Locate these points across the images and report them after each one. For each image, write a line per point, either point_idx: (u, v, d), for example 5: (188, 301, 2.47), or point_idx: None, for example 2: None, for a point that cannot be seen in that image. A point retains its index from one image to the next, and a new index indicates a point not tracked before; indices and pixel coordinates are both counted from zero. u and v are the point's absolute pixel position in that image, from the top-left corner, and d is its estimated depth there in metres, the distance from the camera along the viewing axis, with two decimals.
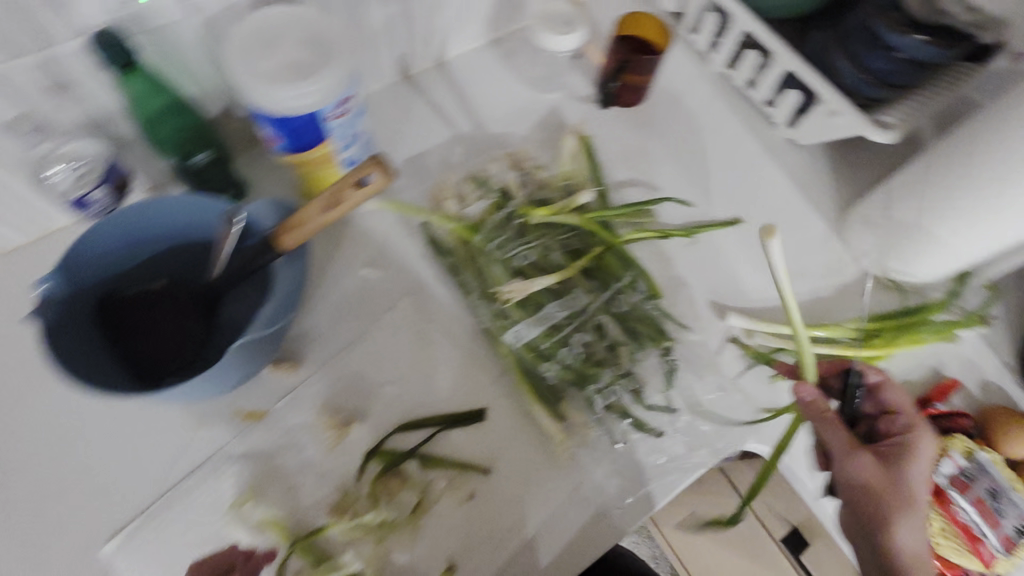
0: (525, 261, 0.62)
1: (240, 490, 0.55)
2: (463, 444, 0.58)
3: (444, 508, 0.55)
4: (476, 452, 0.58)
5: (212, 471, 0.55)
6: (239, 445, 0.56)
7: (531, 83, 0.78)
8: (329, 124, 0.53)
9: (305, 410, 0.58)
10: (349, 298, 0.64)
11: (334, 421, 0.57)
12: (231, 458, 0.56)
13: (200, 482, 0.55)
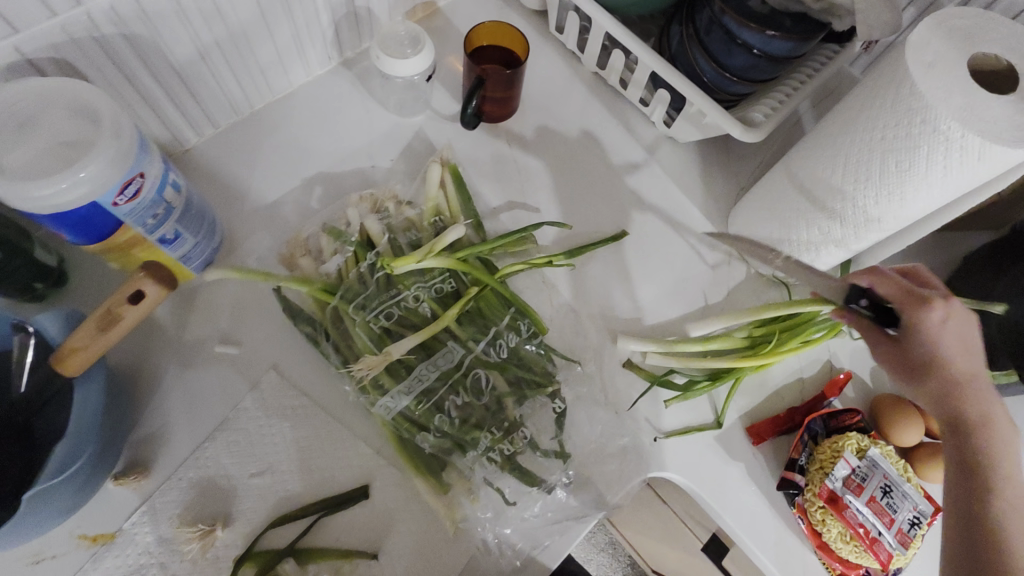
0: (388, 319, 0.56)
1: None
2: (347, 529, 0.53)
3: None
4: (361, 534, 0.53)
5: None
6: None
7: (391, 106, 0.71)
8: (121, 210, 0.45)
9: (160, 523, 0.51)
10: (201, 382, 0.56)
11: (194, 528, 0.50)
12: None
13: None
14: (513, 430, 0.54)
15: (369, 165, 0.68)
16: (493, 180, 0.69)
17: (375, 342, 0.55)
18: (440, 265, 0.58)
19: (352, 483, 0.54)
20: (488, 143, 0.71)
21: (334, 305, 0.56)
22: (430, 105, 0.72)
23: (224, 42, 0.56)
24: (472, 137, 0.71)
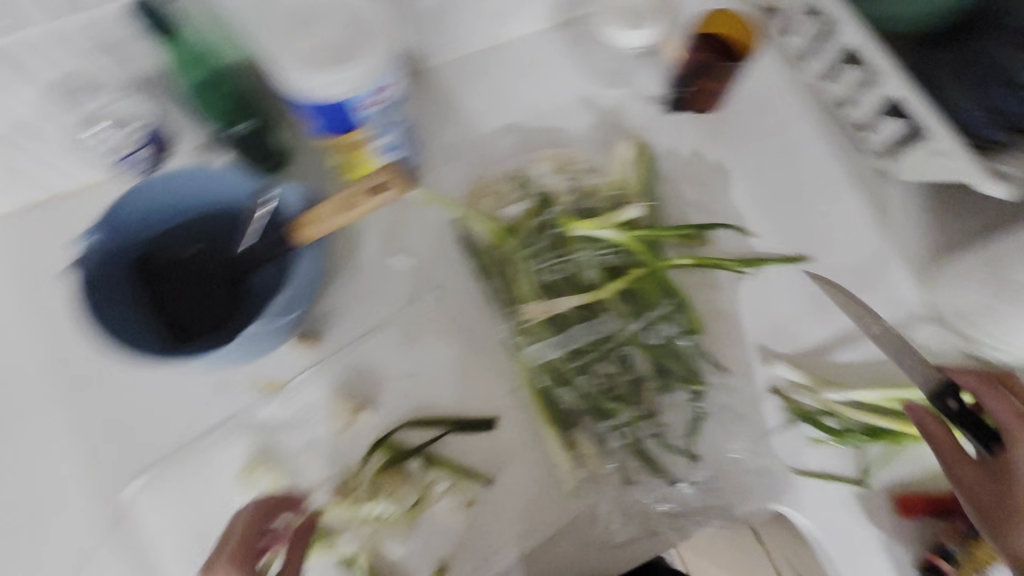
0: (557, 275, 0.59)
1: (250, 457, 0.56)
2: (470, 450, 0.56)
3: (443, 511, 0.54)
4: (483, 458, 0.56)
5: (229, 434, 0.56)
6: (256, 412, 0.57)
7: (597, 72, 0.70)
8: (365, 112, 0.50)
9: (319, 389, 0.58)
10: (373, 283, 0.61)
11: (347, 405, 0.57)
12: (244, 426, 0.57)
13: (213, 444, 0.56)
14: (649, 414, 0.54)
15: (562, 127, 0.68)
16: (680, 170, 0.67)
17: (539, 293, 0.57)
18: (615, 239, 0.59)
19: (482, 413, 0.57)
20: (684, 131, 0.68)
21: (507, 249, 0.58)
22: (636, 81, 0.70)
23: None
24: (670, 122, 0.69)
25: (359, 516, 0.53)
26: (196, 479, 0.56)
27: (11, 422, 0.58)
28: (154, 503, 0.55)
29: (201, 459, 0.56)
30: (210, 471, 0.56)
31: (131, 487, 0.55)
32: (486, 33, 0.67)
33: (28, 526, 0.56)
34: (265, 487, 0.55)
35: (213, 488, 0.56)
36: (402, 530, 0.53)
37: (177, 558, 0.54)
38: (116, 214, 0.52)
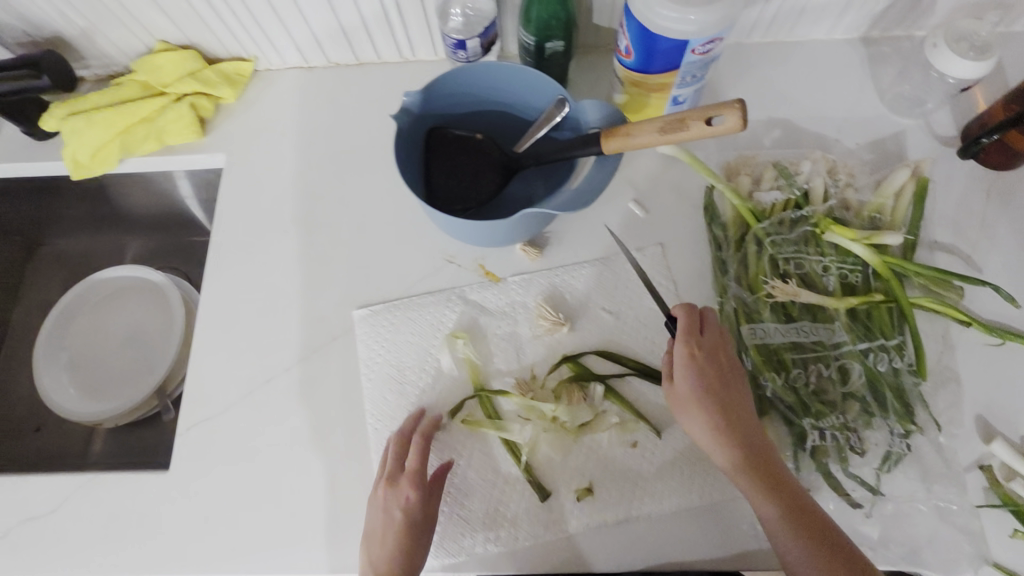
0: (796, 268, 0.57)
1: (456, 326, 0.62)
2: (648, 395, 0.59)
3: (608, 438, 0.58)
4: (659, 408, 0.58)
5: (445, 300, 0.63)
6: (472, 291, 0.63)
7: (887, 97, 0.69)
8: (686, 57, 0.52)
9: (533, 292, 0.63)
10: (608, 218, 0.64)
11: (553, 315, 0.60)
12: (461, 298, 0.63)
13: (411, 311, 0.63)
14: (852, 433, 0.51)
15: (832, 137, 0.68)
16: (950, 216, 0.63)
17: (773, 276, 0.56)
18: (866, 256, 0.57)
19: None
20: (965, 179, 0.64)
21: (756, 228, 0.58)
22: (926, 116, 0.67)
23: None
24: (954, 165, 0.65)
25: (535, 411, 0.58)
26: (406, 327, 0.62)
27: (284, 226, 0.68)
28: (365, 334, 0.62)
29: (412, 315, 0.63)
30: (417, 328, 0.62)
31: (358, 310, 0.63)
32: (786, 29, 0.70)
33: (266, 312, 0.65)
34: (463, 356, 0.60)
35: (414, 342, 0.62)
36: (567, 438, 0.57)
37: (372, 386, 0.61)
38: (434, 86, 0.58)
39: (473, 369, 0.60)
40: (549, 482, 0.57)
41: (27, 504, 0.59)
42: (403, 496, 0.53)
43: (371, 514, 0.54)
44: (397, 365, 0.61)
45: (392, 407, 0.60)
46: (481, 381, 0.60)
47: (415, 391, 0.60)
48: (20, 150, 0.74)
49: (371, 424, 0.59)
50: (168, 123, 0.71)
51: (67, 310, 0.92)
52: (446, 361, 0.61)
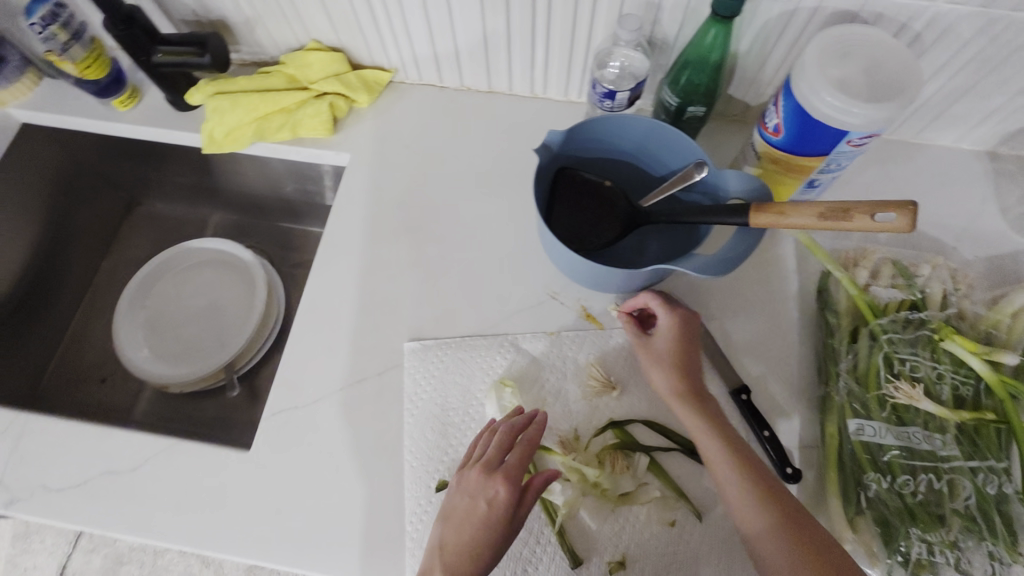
0: (911, 371, 0.55)
1: (507, 373, 0.61)
2: (689, 479, 0.57)
3: (644, 516, 0.55)
4: (712, 495, 0.56)
5: (498, 346, 0.63)
6: (524, 340, 0.63)
7: (1008, 214, 0.69)
8: (839, 146, 0.54)
9: (585, 351, 0.62)
10: (716, 285, 0.65)
11: (603, 378, 0.60)
12: (513, 346, 0.63)
13: (487, 346, 0.63)
14: (960, 553, 0.50)
15: (950, 244, 0.67)
16: None
17: (888, 374, 0.55)
18: (983, 370, 0.56)
19: None
20: None
21: (873, 323, 0.57)
22: None
23: (952, 77, 0.62)
24: None
25: (578, 474, 0.56)
26: (456, 369, 0.62)
27: (395, 233, 0.70)
28: (418, 365, 0.62)
29: (467, 354, 0.63)
30: (471, 367, 0.62)
31: (412, 342, 0.63)
32: (914, 131, 0.71)
33: (368, 312, 0.66)
34: (509, 405, 0.59)
35: (471, 379, 0.61)
36: (605, 507, 0.56)
37: (414, 422, 0.60)
38: (577, 131, 0.60)
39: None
40: (582, 549, 0.55)
41: (110, 458, 0.60)
42: (493, 488, 0.50)
43: (455, 496, 0.52)
44: (468, 396, 0.60)
45: (429, 447, 0.58)
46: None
47: (457, 434, 0.59)
48: (161, 118, 0.78)
49: (410, 461, 0.58)
50: (304, 117, 0.74)
51: (155, 270, 0.94)
52: (490, 410, 0.59)
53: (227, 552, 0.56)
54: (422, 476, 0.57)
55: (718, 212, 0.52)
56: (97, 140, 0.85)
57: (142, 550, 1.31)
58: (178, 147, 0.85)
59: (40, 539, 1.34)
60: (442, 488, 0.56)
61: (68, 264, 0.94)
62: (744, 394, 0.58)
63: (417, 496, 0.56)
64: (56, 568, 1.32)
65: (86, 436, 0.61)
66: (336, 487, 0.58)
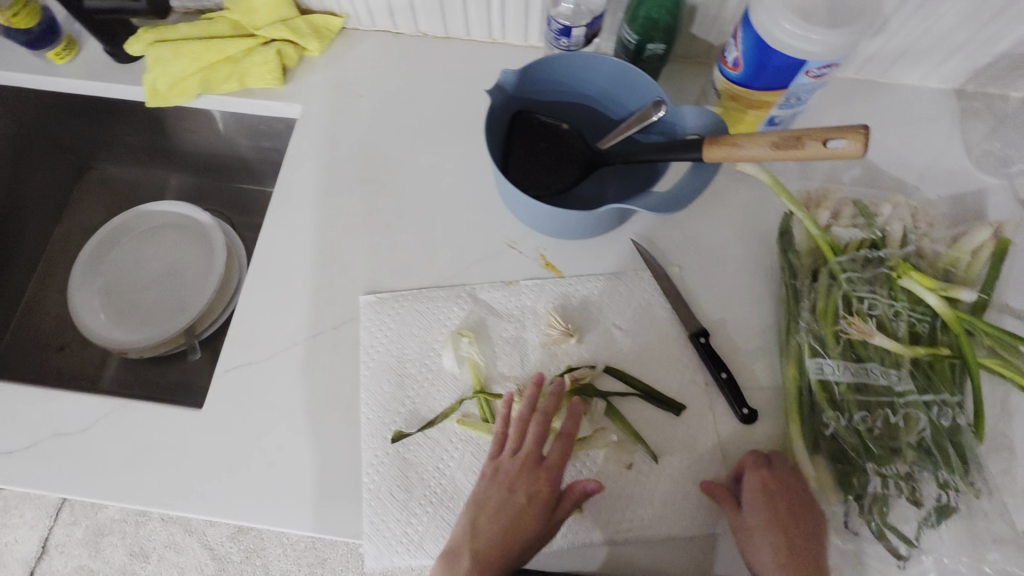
0: (869, 309, 0.55)
1: (465, 323, 0.61)
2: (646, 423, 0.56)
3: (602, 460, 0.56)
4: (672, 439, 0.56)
5: (455, 297, 0.62)
6: (482, 291, 0.62)
7: (972, 153, 0.68)
8: (798, 79, 0.52)
9: (545, 300, 0.61)
10: (678, 231, 0.63)
11: (561, 326, 0.58)
12: (471, 296, 0.62)
13: (445, 298, 0.62)
14: (913, 484, 0.50)
15: (914, 184, 0.66)
16: None
17: (845, 311, 0.55)
18: (939, 306, 0.55)
19: (676, 394, 0.57)
20: None
21: (832, 262, 0.56)
22: (1011, 178, 0.66)
23: (918, 9, 0.60)
24: None
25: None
26: (413, 320, 0.61)
27: (350, 186, 0.68)
28: (375, 317, 0.61)
29: (424, 305, 0.61)
30: (428, 319, 0.61)
31: (368, 294, 0.62)
32: (881, 69, 0.70)
33: (323, 267, 0.64)
34: (466, 355, 0.58)
35: (427, 331, 0.60)
36: None
37: (369, 375, 0.59)
38: (531, 71, 0.58)
39: (474, 371, 0.58)
40: None
41: (60, 419, 0.58)
42: (534, 479, 0.51)
43: (489, 484, 0.51)
44: (427, 348, 0.60)
45: (385, 398, 0.58)
46: (481, 382, 0.58)
47: (414, 384, 0.58)
48: (100, 71, 0.74)
49: (367, 413, 0.57)
50: (252, 66, 0.71)
51: (111, 235, 0.92)
52: (446, 360, 0.59)
53: (182, 508, 0.55)
54: (379, 426, 0.57)
55: (673, 150, 0.50)
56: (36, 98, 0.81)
57: (123, 520, 1.30)
58: (123, 104, 0.82)
59: (20, 513, 1.32)
60: (397, 439, 0.56)
61: (20, 231, 0.91)
62: (702, 339, 0.57)
63: (373, 447, 0.56)
64: (38, 541, 1.31)
65: (34, 398, 0.59)
66: (292, 442, 0.57)
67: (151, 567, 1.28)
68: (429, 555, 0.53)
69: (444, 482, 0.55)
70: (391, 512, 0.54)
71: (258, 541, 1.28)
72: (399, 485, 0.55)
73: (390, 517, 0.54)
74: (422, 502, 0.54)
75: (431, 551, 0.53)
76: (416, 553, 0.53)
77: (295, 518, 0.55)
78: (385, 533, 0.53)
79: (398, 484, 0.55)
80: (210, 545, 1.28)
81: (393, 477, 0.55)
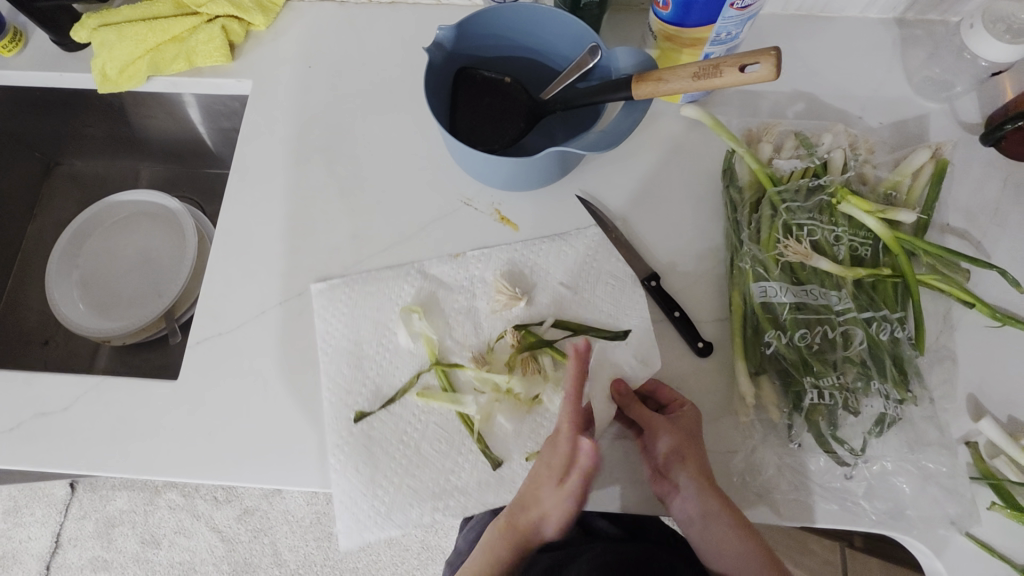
0: (808, 235, 0.57)
1: (417, 298, 0.62)
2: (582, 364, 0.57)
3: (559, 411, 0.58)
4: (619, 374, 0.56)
5: (404, 275, 0.63)
6: (431, 266, 0.63)
7: (915, 79, 0.69)
8: (724, 12, 0.52)
9: (492, 268, 0.62)
10: (626, 177, 0.65)
11: (508, 289, 0.60)
12: (421, 273, 0.63)
13: (396, 277, 0.63)
14: (850, 394, 0.52)
15: (857, 114, 0.68)
16: (964, 201, 0.64)
17: (785, 237, 0.56)
18: (878, 229, 0.57)
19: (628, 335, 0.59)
20: (983, 167, 0.65)
21: (771, 191, 0.58)
22: (951, 101, 0.67)
23: None
24: (973, 152, 0.65)
25: (489, 383, 0.58)
26: (365, 302, 0.62)
27: (304, 157, 0.68)
28: (326, 306, 0.62)
29: (374, 286, 0.62)
30: (379, 300, 0.62)
31: (316, 285, 0.63)
32: (821, 3, 0.70)
33: (283, 237, 0.65)
34: (420, 330, 0.60)
35: (379, 311, 0.61)
36: (520, 408, 0.58)
37: (328, 359, 0.60)
38: (467, 25, 0.58)
39: (430, 346, 0.59)
40: (502, 451, 0.56)
41: (41, 400, 0.60)
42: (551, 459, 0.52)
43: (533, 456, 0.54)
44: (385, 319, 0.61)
45: (348, 376, 0.59)
46: (437, 355, 0.59)
47: (373, 363, 0.60)
48: (50, 61, 0.74)
49: (327, 395, 0.58)
50: (198, 44, 0.71)
51: (82, 228, 0.93)
52: (401, 338, 0.60)
53: (165, 474, 0.58)
54: (340, 407, 0.58)
55: (605, 92, 0.52)
56: None
57: (132, 510, 1.33)
58: (77, 94, 0.82)
59: (30, 511, 1.34)
60: (360, 418, 0.57)
61: None
62: (653, 281, 0.59)
63: (337, 427, 0.57)
64: (50, 537, 1.33)
65: (13, 382, 0.61)
66: (263, 405, 0.59)
67: (164, 553, 1.31)
68: (398, 525, 0.55)
69: (410, 454, 0.57)
70: (358, 487, 0.56)
71: (265, 520, 1.32)
72: (365, 461, 0.57)
73: (359, 493, 0.56)
74: (388, 474, 0.56)
75: (400, 520, 0.55)
76: (385, 524, 0.55)
77: (274, 476, 0.57)
78: (354, 510, 0.55)
79: (364, 460, 0.56)
80: (219, 528, 1.31)
81: (360, 454, 0.57)
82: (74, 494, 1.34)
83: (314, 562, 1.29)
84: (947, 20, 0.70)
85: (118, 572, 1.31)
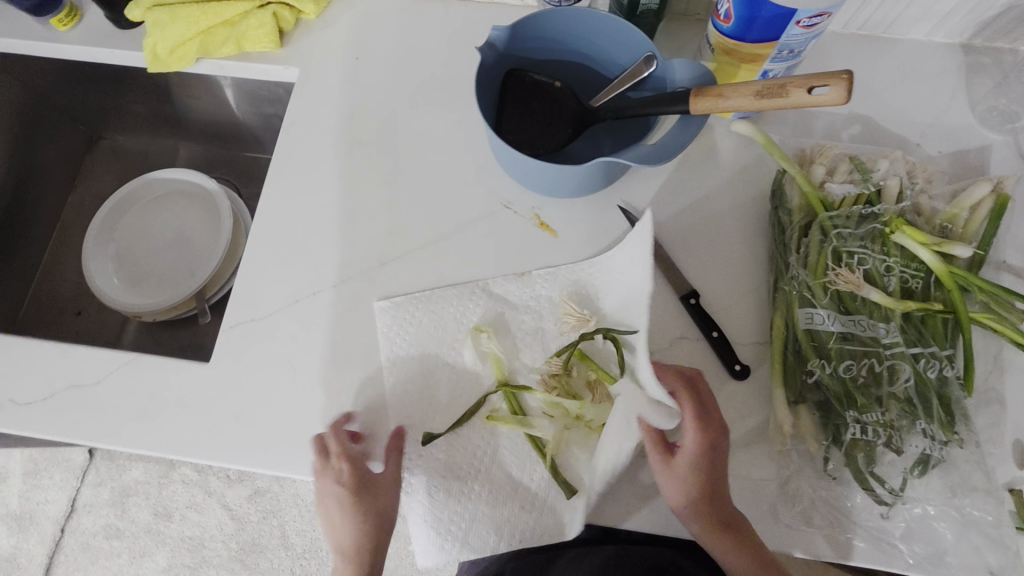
0: (858, 264, 0.55)
1: (482, 318, 0.60)
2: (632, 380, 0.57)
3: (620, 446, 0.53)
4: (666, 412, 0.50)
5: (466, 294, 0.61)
6: (495, 285, 0.61)
7: (981, 109, 0.66)
8: (790, 30, 0.51)
9: (556, 288, 0.60)
10: (670, 193, 0.63)
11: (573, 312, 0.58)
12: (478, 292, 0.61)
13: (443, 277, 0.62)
14: (894, 431, 0.50)
15: (914, 141, 0.65)
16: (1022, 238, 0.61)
17: (835, 264, 0.55)
18: (933, 262, 0.54)
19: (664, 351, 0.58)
20: None
21: (823, 216, 0.56)
22: (1015, 134, 0.65)
23: None
24: None
25: (558, 409, 0.56)
26: (429, 319, 0.60)
27: (345, 148, 0.68)
28: (392, 321, 0.60)
29: (438, 305, 0.60)
30: (443, 319, 0.60)
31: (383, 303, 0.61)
32: (885, 24, 0.68)
33: (320, 228, 0.65)
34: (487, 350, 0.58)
35: (440, 333, 0.60)
36: (590, 436, 0.56)
37: (392, 375, 0.59)
38: (521, 26, 0.57)
39: (497, 365, 0.58)
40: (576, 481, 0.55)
41: (74, 372, 0.61)
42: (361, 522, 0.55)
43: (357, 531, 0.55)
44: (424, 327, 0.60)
45: (410, 399, 0.58)
46: (504, 375, 0.58)
47: (435, 383, 0.58)
48: (102, 37, 0.75)
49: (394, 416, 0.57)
50: (249, 29, 0.71)
51: (122, 203, 0.94)
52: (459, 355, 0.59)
53: (191, 454, 0.58)
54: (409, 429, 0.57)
55: (661, 103, 0.51)
56: (42, 65, 0.82)
57: (146, 482, 1.35)
58: (127, 71, 0.83)
59: (49, 475, 1.37)
60: (427, 441, 0.56)
61: (35, 199, 0.93)
62: (693, 299, 0.58)
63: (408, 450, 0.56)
64: (66, 501, 1.36)
65: (50, 352, 0.62)
66: (292, 393, 0.59)
67: (174, 526, 1.33)
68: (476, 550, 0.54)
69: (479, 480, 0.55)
70: (435, 509, 0.55)
71: (274, 502, 1.33)
72: (440, 485, 0.55)
73: (435, 514, 0.55)
74: (462, 500, 0.55)
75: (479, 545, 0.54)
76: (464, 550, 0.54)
77: (301, 466, 0.57)
78: (431, 533, 0.54)
79: (439, 483, 0.55)
80: (229, 506, 1.33)
81: (434, 478, 0.55)
82: (91, 461, 1.36)
83: (319, 548, 1.30)
84: (1016, 49, 0.68)
85: (130, 541, 1.33)
